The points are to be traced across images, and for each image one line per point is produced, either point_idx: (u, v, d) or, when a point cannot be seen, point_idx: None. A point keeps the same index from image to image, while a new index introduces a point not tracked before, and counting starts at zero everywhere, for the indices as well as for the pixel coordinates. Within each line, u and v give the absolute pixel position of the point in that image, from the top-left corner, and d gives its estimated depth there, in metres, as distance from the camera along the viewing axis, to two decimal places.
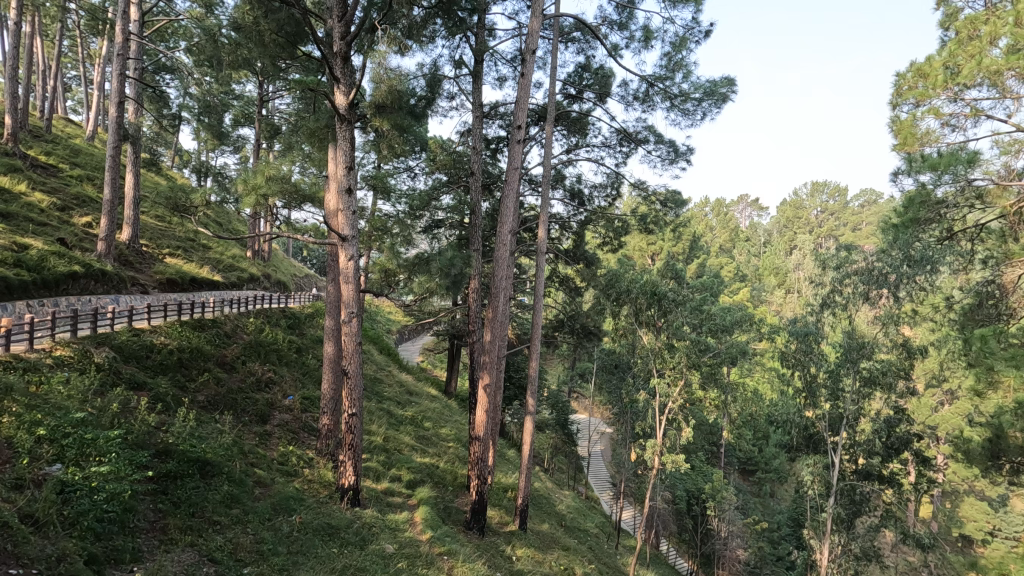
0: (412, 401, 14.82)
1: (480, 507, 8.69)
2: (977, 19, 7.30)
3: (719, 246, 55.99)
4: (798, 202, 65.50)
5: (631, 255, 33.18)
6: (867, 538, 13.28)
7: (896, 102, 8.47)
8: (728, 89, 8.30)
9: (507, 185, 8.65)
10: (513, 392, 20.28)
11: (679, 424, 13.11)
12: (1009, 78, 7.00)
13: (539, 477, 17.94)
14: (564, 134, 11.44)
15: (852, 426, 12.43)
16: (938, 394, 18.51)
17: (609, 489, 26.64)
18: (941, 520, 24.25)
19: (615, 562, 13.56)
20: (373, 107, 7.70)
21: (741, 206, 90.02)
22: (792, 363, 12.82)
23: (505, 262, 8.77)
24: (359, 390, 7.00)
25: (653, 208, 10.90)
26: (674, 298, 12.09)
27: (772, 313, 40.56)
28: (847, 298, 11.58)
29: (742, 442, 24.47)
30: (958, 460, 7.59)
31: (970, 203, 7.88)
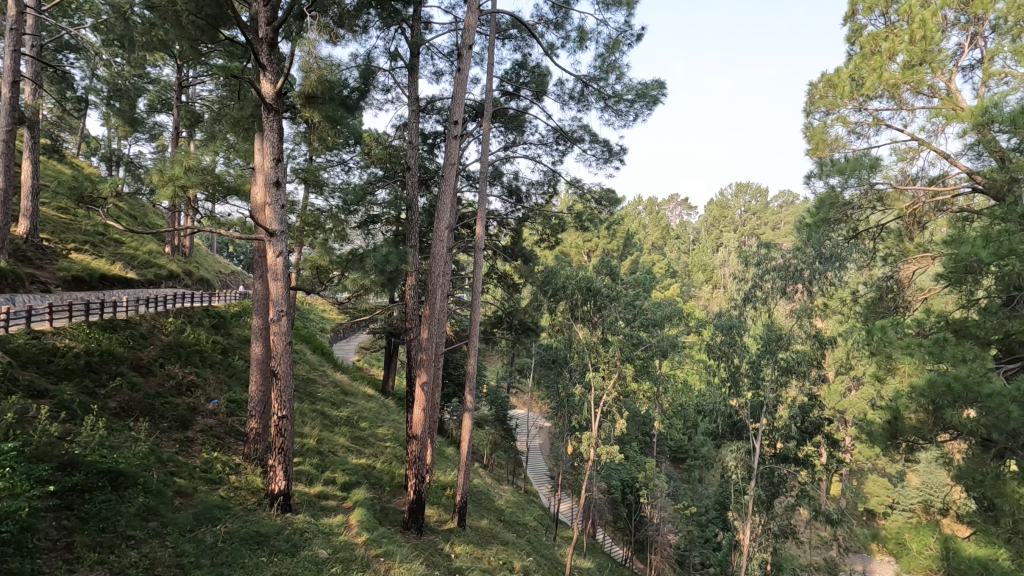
0: (347, 402, 14.43)
1: (418, 506, 8.57)
2: (878, 36, 7.97)
3: (652, 244, 58.05)
4: (723, 202, 68.96)
5: (569, 251, 33.77)
6: (785, 516, 14.26)
7: (809, 109, 9.12)
8: (659, 92, 8.57)
9: (444, 181, 8.54)
10: (452, 389, 20.17)
11: (614, 416, 13.53)
12: (905, 91, 7.80)
13: (478, 474, 17.96)
14: (502, 131, 11.47)
15: (771, 413, 13.22)
16: (846, 381, 20.08)
17: (547, 482, 27.03)
18: (849, 496, 26.34)
19: (553, 553, 13.82)
20: (303, 98, 7.39)
21: (672, 205, 93.60)
22: (718, 354, 13.60)
23: (442, 259, 8.64)
24: (289, 391, 6.74)
25: (588, 206, 11.16)
26: (609, 294, 12.49)
27: (700, 308, 42.43)
28: (767, 293, 12.37)
29: (673, 431, 25.56)
30: (863, 441, 8.25)
31: (873, 205, 8.70)
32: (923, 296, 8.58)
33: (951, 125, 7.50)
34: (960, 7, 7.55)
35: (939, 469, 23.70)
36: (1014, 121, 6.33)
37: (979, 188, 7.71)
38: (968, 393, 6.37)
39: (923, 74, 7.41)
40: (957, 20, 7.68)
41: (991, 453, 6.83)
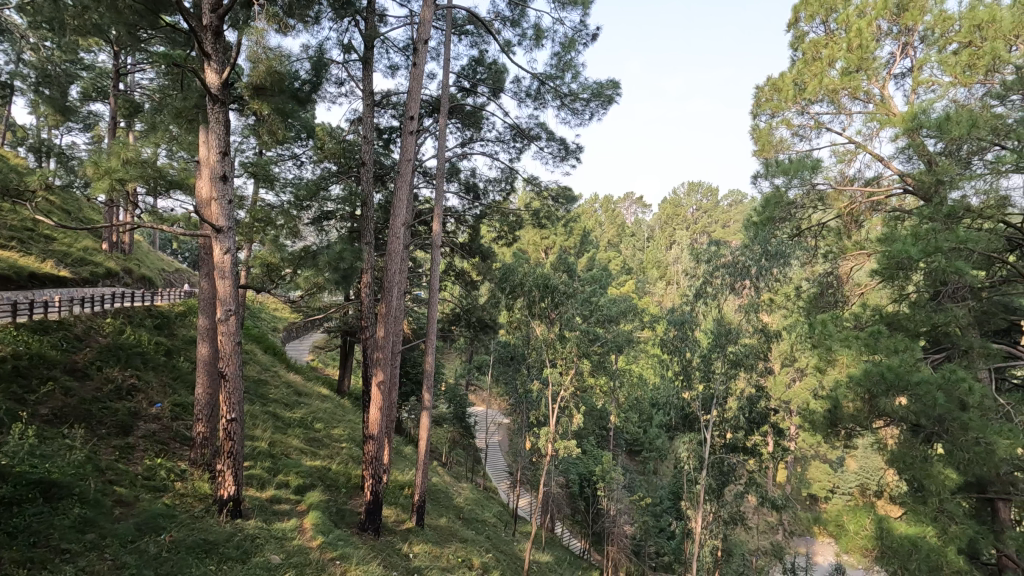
0: (301, 402, 14.06)
1: (375, 507, 8.44)
2: (819, 43, 8.38)
3: (608, 241, 59.03)
4: (676, 201, 70.81)
5: (526, 249, 33.92)
6: (734, 504, 14.80)
7: (755, 111, 9.45)
8: (614, 92, 8.71)
9: (400, 177, 8.42)
10: (410, 387, 19.95)
11: (571, 411, 13.69)
12: (843, 96, 8.22)
13: (436, 472, 17.86)
14: (458, 127, 11.40)
15: (721, 405, 13.70)
16: (790, 372, 20.98)
17: (506, 478, 27.17)
18: (794, 483, 27.64)
19: (512, 549, 13.90)
20: (251, 89, 7.12)
21: (627, 203, 95.35)
22: (670, 349, 13.99)
23: (398, 256, 8.52)
24: (238, 393, 6.51)
25: (545, 203, 11.28)
26: (565, 291, 12.60)
27: (655, 304, 43.47)
28: (717, 289, 12.79)
29: (629, 424, 26.15)
30: (806, 430, 8.65)
31: (814, 204, 9.15)
32: (860, 291, 9.16)
33: (884, 129, 7.96)
34: (892, 17, 8.01)
35: (874, 454, 25.12)
36: (940, 126, 6.77)
37: (909, 189, 8.22)
38: (898, 381, 6.80)
39: (859, 80, 7.85)
40: (890, 30, 8.14)
41: (919, 437, 7.30)
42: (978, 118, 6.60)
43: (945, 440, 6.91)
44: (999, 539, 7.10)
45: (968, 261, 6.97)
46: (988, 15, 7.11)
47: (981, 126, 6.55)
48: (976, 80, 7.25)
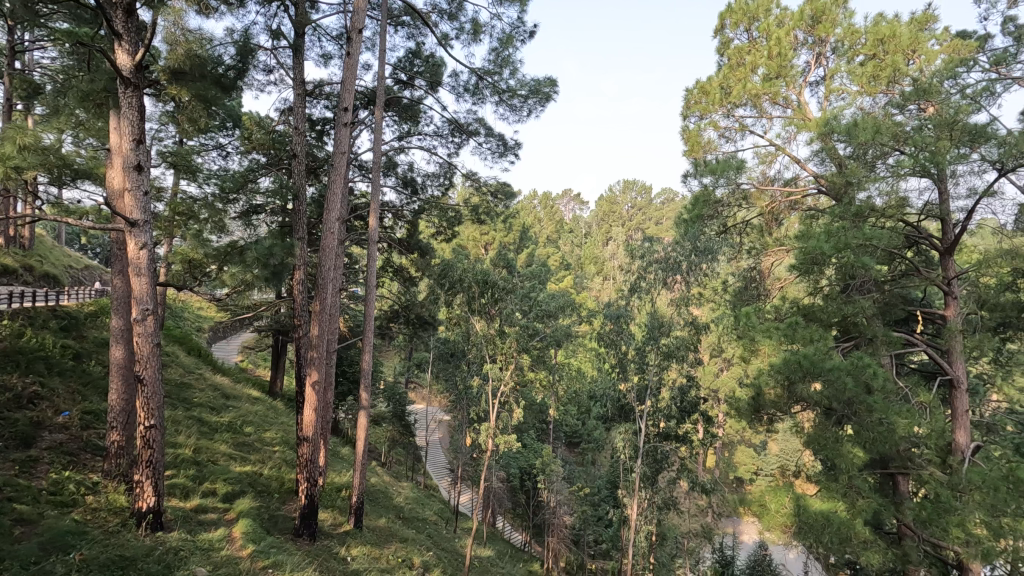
0: (229, 406, 13.36)
1: (310, 511, 8.15)
2: (743, 50, 8.84)
3: (547, 237, 59.75)
4: (612, 198, 72.62)
5: (466, 244, 33.73)
6: (667, 490, 15.43)
7: (685, 113, 9.79)
8: (551, 89, 8.78)
9: (334, 170, 8.12)
10: (347, 387, 19.40)
11: (511, 406, 13.77)
12: (765, 101, 8.73)
13: (375, 472, 17.50)
14: (395, 121, 11.15)
15: (655, 395, 14.20)
16: (718, 362, 22.05)
17: (447, 475, 27.02)
18: (722, 466, 29.15)
19: (453, 546, 13.85)
20: (169, 73, 6.64)
21: (565, 200, 96.82)
22: (607, 342, 14.31)
23: (333, 252, 8.22)
24: (158, 398, 6.10)
25: (485, 199, 11.27)
26: (505, 286, 12.65)
27: (592, 298, 44.46)
28: (651, 283, 13.25)
29: (569, 417, 26.64)
30: (732, 417, 9.10)
31: (739, 203, 9.64)
32: (779, 285, 9.73)
33: (800, 133, 8.50)
34: (808, 28, 8.56)
35: (793, 436, 26.92)
36: (849, 132, 7.29)
37: (823, 189, 8.85)
38: (814, 368, 7.31)
39: (778, 86, 8.41)
40: (805, 40, 8.69)
41: (831, 419, 7.88)
42: (882, 125, 7.14)
43: (854, 421, 7.49)
44: (898, 509, 7.79)
45: (872, 257, 7.58)
46: (890, 30, 7.73)
47: (884, 132, 7.12)
48: (880, 90, 7.85)
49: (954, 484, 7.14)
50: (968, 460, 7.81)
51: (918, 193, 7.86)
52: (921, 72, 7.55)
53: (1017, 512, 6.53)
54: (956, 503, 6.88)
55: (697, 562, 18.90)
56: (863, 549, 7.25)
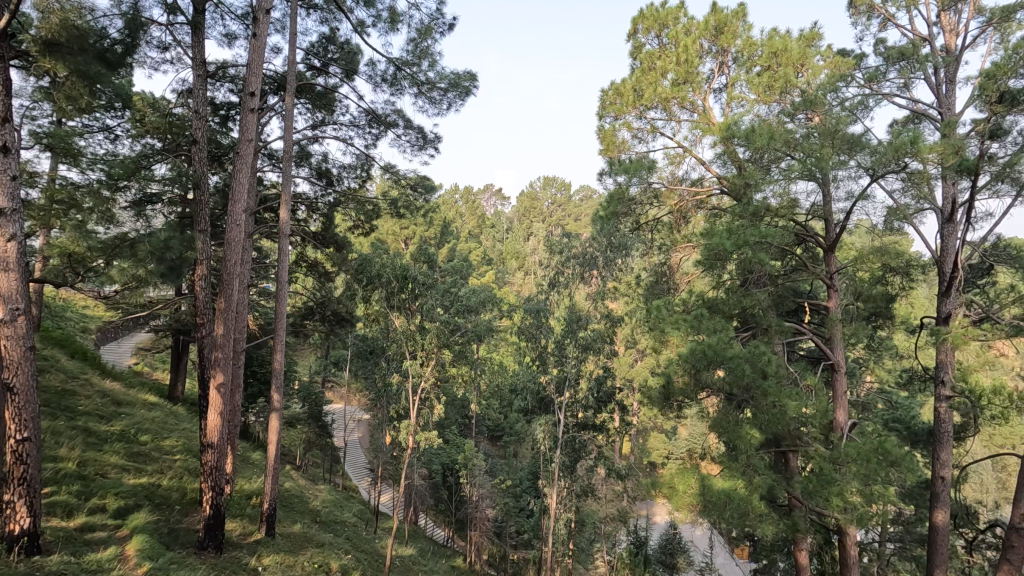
0: (121, 413, 12.22)
1: (216, 522, 7.64)
2: (654, 55, 9.25)
3: (469, 232, 59.58)
4: (533, 194, 73.61)
5: (385, 238, 32.83)
6: (585, 477, 15.88)
7: (601, 113, 10.05)
8: (471, 84, 8.75)
9: (239, 159, 7.56)
10: (257, 388, 18.32)
11: (432, 402, 13.62)
12: (674, 104, 9.23)
13: (289, 476, 16.68)
14: (308, 108, 10.63)
15: (573, 386, 14.57)
16: (633, 353, 23.00)
17: (367, 476, 26.33)
18: (636, 452, 30.55)
19: (373, 547, 13.52)
20: (41, 44, 5.85)
21: (487, 194, 96.79)
22: (526, 336, 14.51)
23: (240, 245, 7.68)
24: (32, 407, 5.45)
25: (404, 192, 11.00)
26: (425, 281, 12.47)
27: (514, 293, 44.91)
28: (569, 278, 13.74)
29: (491, 411, 26.83)
30: (645, 404, 9.52)
31: (650, 201, 10.06)
32: (687, 279, 10.33)
33: (705, 136, 9.05)
34: (712, 38, 9.12)
35: (699, 421, 28.73)
36: (748, 137, 7.85)
37: (725, 189, 9.48)
38: (717, 356, 7.84)
39: (686, 91, 8.96)
40: (710, 49, 9.26)
41: (732, 404, 8.48)
42: (775, 132, 7.71)
43: (752, 406, 8.10)
44: (789, 483, 8.50)
45: (768, 253, 8.23)
46: (782, 44, 8.38)
47: (777, 139, 7.67)
48: (773, 99, 8.55)
49: (834, 457, 7.84)
50: (845, 436, 8.65)
51: (805, 195, 8.59)
52: (808, 84, 8.29)
53: (885, 480, 7.44)
54: (836, 475, 7.62)
55: (614, 545, 19.70)
56: (759, 522, 7.85)
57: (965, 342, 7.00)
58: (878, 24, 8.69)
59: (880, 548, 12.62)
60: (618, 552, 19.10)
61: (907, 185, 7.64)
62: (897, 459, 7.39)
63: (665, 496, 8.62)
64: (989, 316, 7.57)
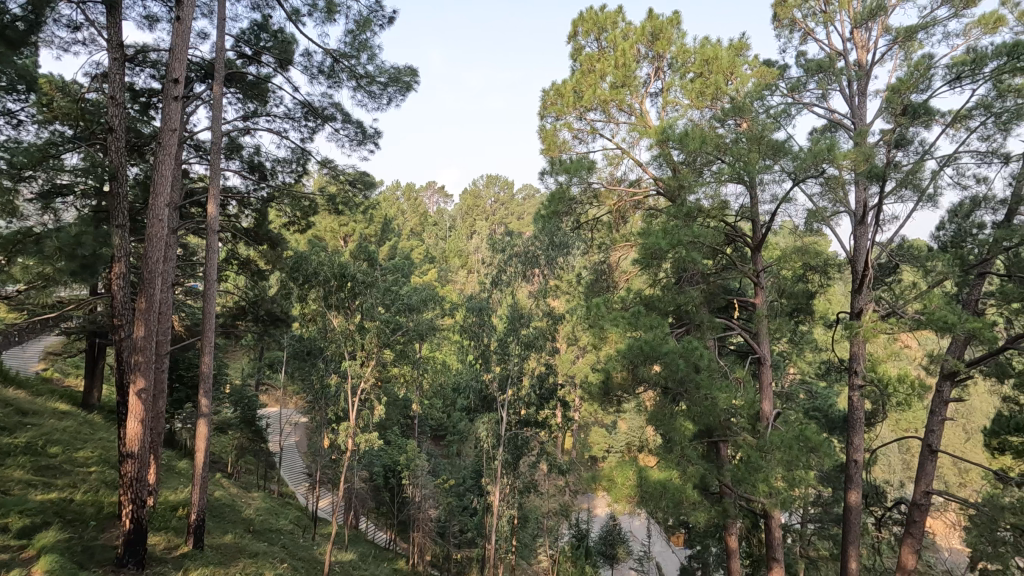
0: (27, 424, 11.21)
1: (136, 537, 7.12)
2: (593, 58, 9.45)
3: (410, 230, 58.69)
4: (476, 192, 73.33)
5: (322, 235, 31.77)
6: (528, 474, 15.98)
7: (542, 112, 10.14)
8: (412, 79, 8.63)
9: (161, 149, 7.08)
10: (183, 393, 17.27)
11: (372, 403, 13.32)
12: (613, 107, 9.46)
13: (219, 485, 15.85)
14: (238, 98, 10.11)
15: (516, 383, 14.65)
16: (575, 351, 23.37)
17: (304, 481, 25.44)
18: (578, 447, 31.11)
19: (311, 554, 13.06)
20: None
21: (429, 192, 95.53)
22: (468, 334, 14.42)
23: (162, 241, 7.19)
24: None
25: (343, 188, 10.67)
26: (364, 280, 12.18)
27: (456, 291, 44.57)
28: (511, 276, 13.83)
29: (434, 410, 26.56)
30: (586, 400, 9.68)
31: (590, 201, 10.24)
32: (626, 278, 10.61)
33: (642, 139, 9.33)
34: (649, 43, 9.41)
35: (638, 415, 29.60)
36: (681, 140, 8.15)
37: (660, 191, 9.81)
38: (653, 352, 8.09)
39: (624, 94, 9.21)
40: (647, 54, 9.56)
41: (669, 398, 8.78)
42: (707, 137, 8.03)
43: (685, 399, 8.45)
44: (720, 472, 8.89)
45: (700, 252, 8.59)
46: (713, 53, 8.75)
47: (709, 143, 7.99)
48: (706, 105, 8.93)
49: (761, 446, 8.27)
50: (770, 425, 9.16)
51: (734, 197, 9.04)
52: (736, 92, 8.69)
53: (807, 465, 7.93)
54: (762, 462, 8.04)
55: (556, 539, 19.97)
56: (693, 510, 8.18)
57: (874, 335, 7.60)
58: (799, 37, 9.23)
59: (802, 529, 13.44)
60: (561, 546, 19.36)
61: (825, 189, 8.17)
62: (816, 445, 7.90)
63: (604, 489, 8.79)
64: (896, 311, 8.23)
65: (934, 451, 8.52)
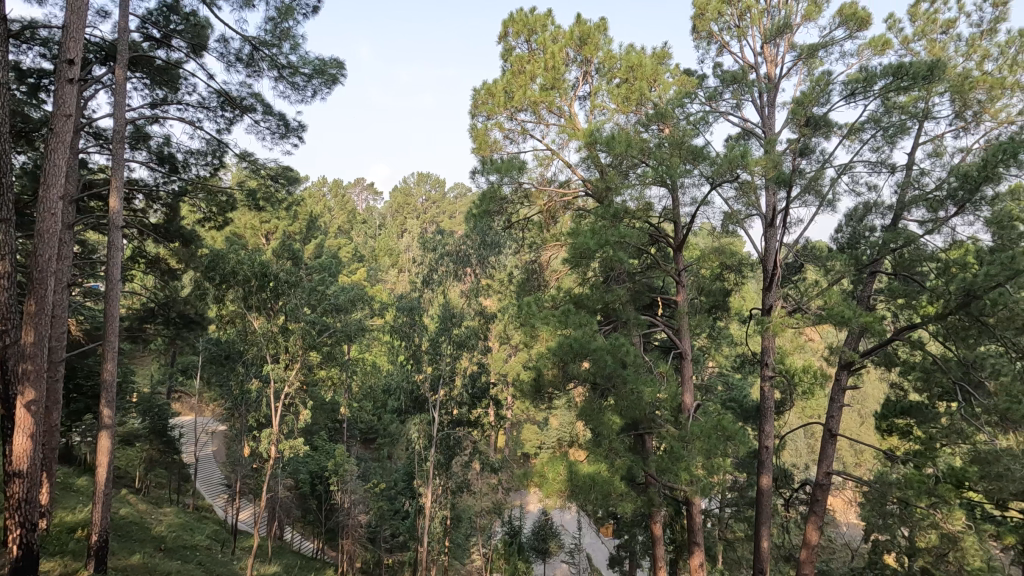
0: None
1: (26, 565, 6.41)
2: (524, 59, 9.55)
3: (338, 228, 56.75)
4: (407, 189, 71.99)
5: (242, 233, 30.01)
6: (461, 474, 15.88)
7: (473, 111, 10.12)
8: (338, 72, 8.34)
9: (54, 137, 6.44)
10: (82, 404, 15.78)
11: (297, 407, 12.77)
12: (543, 108, 9.61)
13: (125, 501, 14.63)
14: (145, 84, 9.36)
15: (448, 383, 14.50)
16: (507, 349, 23.47)
17: (223, 493, 24.04)
18: (511, 445, 31.32)
19: (230, 569, 12.34)
20: None
21: (358, 189, 92.83)
22: (399, 335, 14.13)
23: (55, 237, 6.52)
24: None
25: (264, 183, 10.13)
26: (287, 280, 11.64)
27: (387, 291, 43.55)
28: (442, 275, 13.86)
29: (364, 413, 25.82)
30: (518, 398, 9.75)
31: (521, 201, 10.33)
32: (556, 277, 10.81)
33: (571, 141, 9.52)
34: (576, 48, 9.61)
35: (569, 411, 30.19)
36: (608, 143, 8.40)
37: (589, 192, 10.09)
38: (582, 349, 8.28)
39: (553, 97, 9.39)
40: (575, 58, 9.77)
41: (597, 393, 9.03)
42: (632, 141, 8.31)
43: (613, 394, 8.73)
44: (645, 463, 9.24)
45: (626, 252, 8.89)
46: (637, 60, 9.05)
47: (634, 147, 8.28)
48: (631, 110, 9.25)
49: (682, 437, 8.67)
50: (691, 416, 9.62)
51: (658, 200, 9.43)
52: (659, 99, 9.06)
53: (724, 453, 8.41)
54: (684, 451, 8.42)
55: (489, 537, 19.99)
56: (620, 501, 8.45)
57: (782, 330, 8.17)
58: (716, 49, 9.76)
59: (721, 514, 14.23)
60: (494, 544, 19.37)
61: (739, 193, 8.69)
62: (732, 434, 8.40)
63: (536, 485, 8.89)
64: (801, 307, 8.89)
65: (834, 435, 9.29)
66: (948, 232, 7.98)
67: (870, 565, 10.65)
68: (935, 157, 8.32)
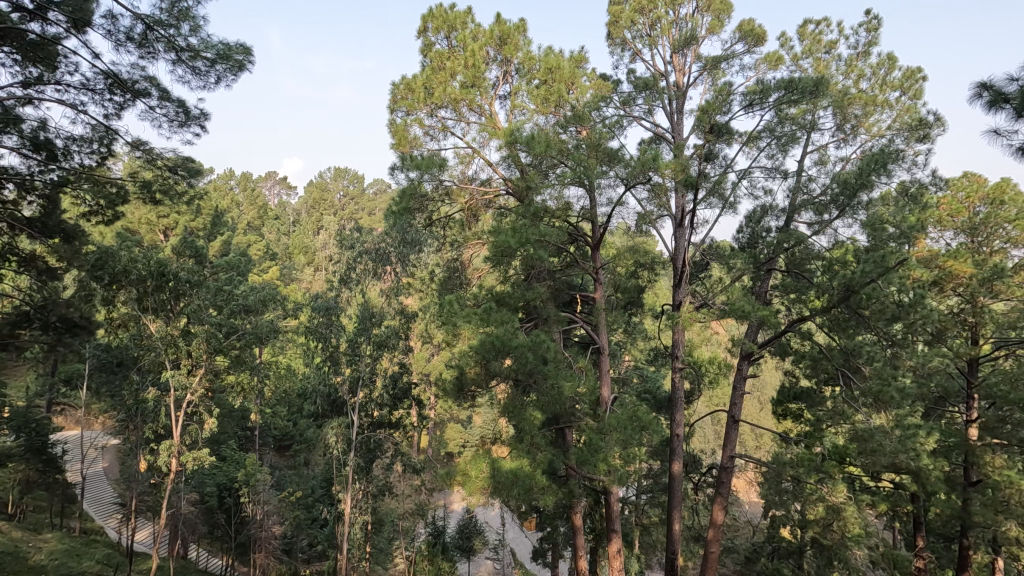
0: None
1: None
2: (444, 55, 9.48)
3: (247, 224, 53.44)
4: (323, 184, 69.07)
5: (135, 228, 27.43)
6: (382, 476, 15.46)
7: (391, 106, 9.88)
8: (244, 58, 7.81)
9: None
10: None
11: (201, 415, 11.89)
12: (464, 106, 9.56)
13: None
14: (15, 60, 8.25)
15: (367, 385, 14.07)
16: (429, 349, 23.18)
17: (116, 513, 22.19)
18: (434, 445, 30.99)
19: None
20: None
21: (269, 183, 87.84)
22: (315, 336, 13.55)
23: None
24: None
25: (161, 174, 9.32)
26: (189, 278, 11.02)
27: (302, 291, 41.57)
28: (360, 274, 13.50)
29: (278, 419, 24.50)
30: (440, 397, 9.64)
31: (442, 199, 10.23)
32: (478, 275, 10.83)
33: (491, 140, 9.58)
34: (497, 47, 9.68)
35: (492, 408, 30.33)
36: (528, 142, 8.50)
37: (510, 190, 10.19)
38: (504, 346, 8.35)
39: (473, 95, 9.38)
40: (495, 57, 9.83)
41: (519, 390, 9.14)
42: (552, 142, 8.45)
43: (535, 390, 8.88)
44: (566, 457, 9.46)
45: (546, 250, 9.04)
46: (555, 62, 9.26)
47: (553, 147, 8.42)
48: (550, 111, 9.44)
49: (600, 429, 8.95)
50: (609, 409, 9.96)
51: (576, 200, 9.68)
52: (578, 101, 9.28)
53: (639, 442, 8.79)
54: (602, 443, 8.69)
55: (413, 539, 19.66)
56: (542, 495, 8.60)
57: (690, 324, 8.67)
58: (630, 56, 10.19)
59: (637, 501, 14.86)
60: (417, 547, 19.05)
61: (651, 195, 9.09)
62: (647, 424, 8.83)
63: (459, 484, 8.84)
64: (707, 302, 9.45)
65: (736, 421, 9.98)
66: (831, 233, 8.82)
67: (769, 539, 11.53)
68: (821, 165, 9.18)
